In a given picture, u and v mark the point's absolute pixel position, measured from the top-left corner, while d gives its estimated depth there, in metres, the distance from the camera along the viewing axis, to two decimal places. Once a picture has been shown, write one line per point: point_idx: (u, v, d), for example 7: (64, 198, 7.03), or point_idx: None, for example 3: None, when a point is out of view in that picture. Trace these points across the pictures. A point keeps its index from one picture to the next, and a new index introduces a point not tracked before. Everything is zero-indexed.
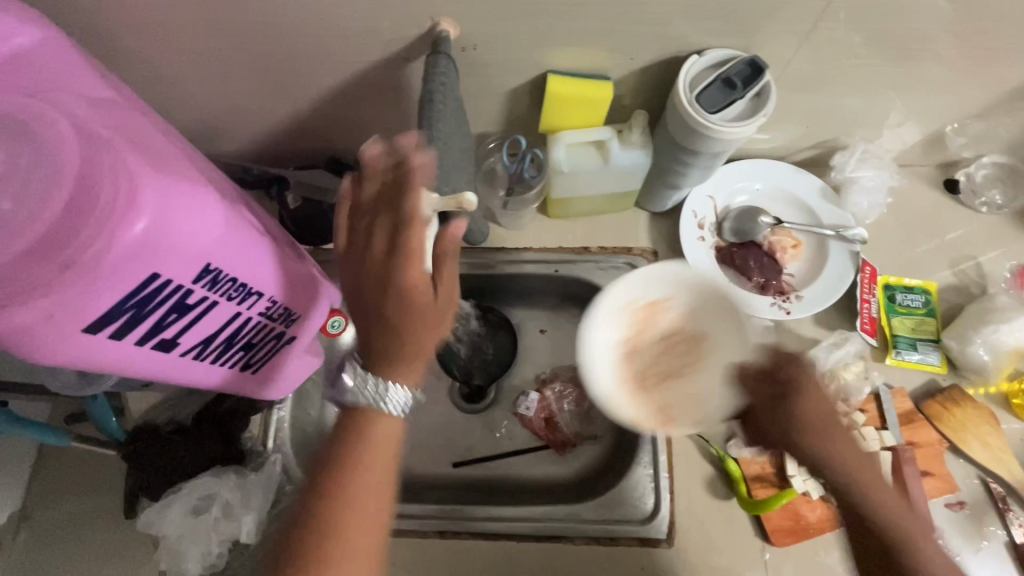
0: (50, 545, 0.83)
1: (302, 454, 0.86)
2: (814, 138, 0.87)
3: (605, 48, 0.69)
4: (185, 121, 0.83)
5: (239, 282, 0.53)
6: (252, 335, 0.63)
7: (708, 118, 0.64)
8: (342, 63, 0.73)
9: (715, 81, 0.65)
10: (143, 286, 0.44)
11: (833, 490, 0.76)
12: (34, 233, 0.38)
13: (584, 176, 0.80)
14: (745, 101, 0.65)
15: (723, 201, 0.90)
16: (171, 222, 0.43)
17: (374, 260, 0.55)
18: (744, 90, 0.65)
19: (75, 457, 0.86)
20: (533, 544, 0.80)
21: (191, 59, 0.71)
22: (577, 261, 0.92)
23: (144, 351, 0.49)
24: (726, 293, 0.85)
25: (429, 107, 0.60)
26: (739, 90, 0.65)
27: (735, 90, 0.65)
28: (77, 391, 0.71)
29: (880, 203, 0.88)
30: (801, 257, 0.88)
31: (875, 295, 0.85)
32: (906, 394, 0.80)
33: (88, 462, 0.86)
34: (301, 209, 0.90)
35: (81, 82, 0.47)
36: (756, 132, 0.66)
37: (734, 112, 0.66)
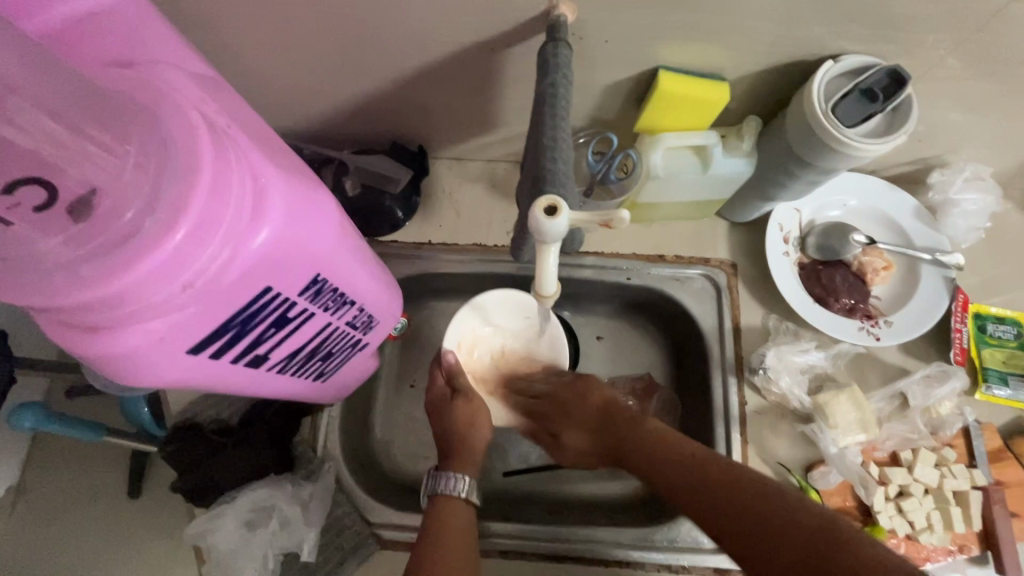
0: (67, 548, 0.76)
1: (353, 461, 0.81)
2: (915, 154, 0.82)
3: (729, 46, 0.63)
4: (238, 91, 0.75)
5: (338, 291, 0.47)
6: (333, 344, 0.56)
7: (845, 132, 0.59)
8: (430, 43, 0.65)
9: (854, 91, 0.60)
10: (254, 301, 0.38)
11: (921, 528, 0.72)
12: (163, 247, 0.30)
13: (677, 182, 0.74)
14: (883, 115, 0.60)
15: (810, 214, 0.85)
16: (294, 231, 0.37)
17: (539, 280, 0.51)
18: (884, 103, 0.60)
19: (98, 453, 0.79)
20: (600, 568, 0.76)
21: (261, 26, 0.63)
22: (651, 268, 0.86)
23: (236, 366, 0.43)
24: (813, 314, 0.79)
25: (550, 102, 0.54)
26: (879, 103, 0.60)
27: (876, 102, 0.60)
28: (123, 390, 0.65)
29: (976, 228, 0.83)
30: (890, 279, 0.83)
31: (966, 325, 0.81)
32: (994, 431, 0.77)
33: (113, 459, 0.79)
34: (359, 197, 0.83)
35: (171, 49, 0.38)
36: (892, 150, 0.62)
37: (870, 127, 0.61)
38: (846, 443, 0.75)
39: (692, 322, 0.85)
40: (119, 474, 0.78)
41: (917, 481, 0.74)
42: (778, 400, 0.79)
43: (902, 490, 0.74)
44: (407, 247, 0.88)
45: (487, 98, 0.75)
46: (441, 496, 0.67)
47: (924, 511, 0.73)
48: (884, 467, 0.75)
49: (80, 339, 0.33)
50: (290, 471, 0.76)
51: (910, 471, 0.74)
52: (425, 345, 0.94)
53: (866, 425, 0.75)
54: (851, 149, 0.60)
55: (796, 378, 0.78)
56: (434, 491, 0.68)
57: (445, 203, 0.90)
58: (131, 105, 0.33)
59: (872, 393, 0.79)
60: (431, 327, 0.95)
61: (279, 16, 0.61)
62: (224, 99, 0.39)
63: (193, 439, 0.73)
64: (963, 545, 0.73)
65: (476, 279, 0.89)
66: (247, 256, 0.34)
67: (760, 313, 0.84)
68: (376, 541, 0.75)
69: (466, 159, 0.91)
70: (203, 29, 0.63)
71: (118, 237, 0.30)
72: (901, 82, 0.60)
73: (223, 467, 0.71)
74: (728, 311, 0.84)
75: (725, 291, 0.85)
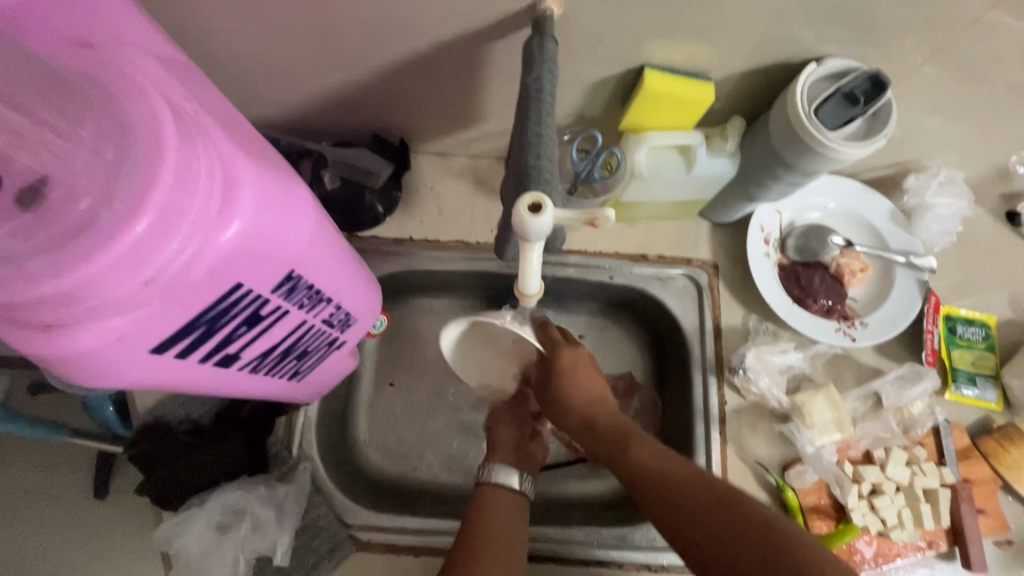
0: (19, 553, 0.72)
1: (331, 461, 0.79)
2: (892, 158, 0.83)
3: (716, 47, 0.62)
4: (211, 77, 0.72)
5: (314, 287, 0.45)
6: (308, 343, 0.54)
7: (827, 135, 0.60)
8: (415, 33, 0.64)
9: (836, 94, 0.61)
10: (223, 298, 0.36)
11: (892, 526, 0.74)
12: (121, 240, 0.28)
13: (662, 182, 0.74)
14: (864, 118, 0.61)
15: (790, 216, 0.86)
16: (267, 225, 0.35)
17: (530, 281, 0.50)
18: (865, 107, 0.60)
19: (58, 453, 0.76)
20: (581, 568, 0.75)
21: (236, 10, 0.60)
22: (633, 267, 0.86)
23: (205, 365, 0.41)
24: (792, 314, 0.80)
25: (535, 98, 0.53)
26: (861, 106, 0.60)
27: (857, 105, 0.60)
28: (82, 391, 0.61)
29: (948, 232, 0.86)
30: (865, 281, 0.84)
31: (938, 326, 0.83)
32: (963, 430, 0.79)
33: (75, 459, 0.76)
34: (338, 190, 0.80)
35: (137, 30, 0.36)
36: (871, 154, 0.62)
37: (850, 130, 0.62)
38: (821, 442, 0.76)
39: (674, 321, 0.85)
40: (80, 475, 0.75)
41: (889, 480, 0.75)
42: (756, 400, 0.80)
43: (875, 488, 0.75)
44: (388, 243, 0.86)
45: (472, 92, 0.74)
46: (483, 485, 0.68)
47: (896, 508, 0.74)
48: (858, 466, 0.76)
49: (31, 337, 0.31)
50: (264, 472, 0.74)
51: (883, 469, 0.75)
52: (405, 343, 0.92)
53: (841, 425, 0.77)
54: (832, 151, 0.60)
55: (775, 378, 0.79)
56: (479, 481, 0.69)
57: (427, 198, 0.88)
58: (88, 86, 0.31)
59: (847, 393, 0.80)
60: (412, 325, 0.93)
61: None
62: (192, 85, 0.36)
63: (163, 438, 0.70)
64: (932, 541, 0.75)
65: (458, 275, 0.88)
66: (217, 252, 0.32)
67: (741, 312, 0.85)
68: (353, 542, 0.73)
69: (449, 154, 0.90)
70: (174, 11, 0.60)
71: (72, 229, 0.28)
72: (883, 86, 0.60)
73: (188, 473, 0.68)
74: (709, 310, 0.84)
75: (706, 291, 0.85)
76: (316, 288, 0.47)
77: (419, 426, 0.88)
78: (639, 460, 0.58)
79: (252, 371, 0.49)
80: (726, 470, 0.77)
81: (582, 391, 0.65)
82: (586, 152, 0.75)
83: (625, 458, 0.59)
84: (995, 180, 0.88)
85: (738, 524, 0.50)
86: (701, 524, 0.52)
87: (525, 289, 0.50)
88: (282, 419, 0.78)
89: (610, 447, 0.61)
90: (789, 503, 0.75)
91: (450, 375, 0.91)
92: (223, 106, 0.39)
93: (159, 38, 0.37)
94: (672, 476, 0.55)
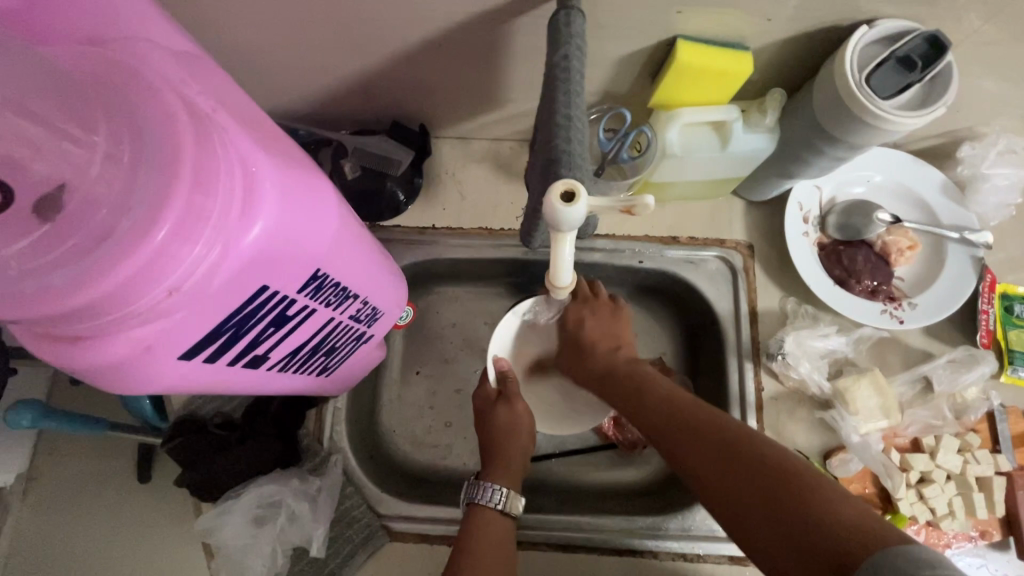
0: (67, 543, 0.74)
1: (362, 452, 0.79)
2: (944, 126, 0.77)
3: (756, 16, 0.58)
4: (227, 68, 0.70)
5: (339, 285, 0.44)
6: (337, 339, 0.53)
7: (880, 103, 0.55)
8: (433, 12, 0.61)
9: (890, 59, 0.56)
10: (250, 301, 0.35)
11: (942, 515, 0.71)
12: (141, 249, 0.27)
13: (695, 161, 0.70)
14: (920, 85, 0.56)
15: (831, 191, 0.81)
16: (291, 225, 0.34)
17: (554, 272, 0.47)
18: (922, 72, 0.55)
19: (98, 449, 0.77)
20: (615, 557, 0.74)
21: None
22: (664, 251, 0.83)
23: (235, 368, 0.41)
24: (833, 296, 0.77)
25: (562, 78, 0.50)
26: (917, 72, 0.56)
27: (913, 71, 0.56)
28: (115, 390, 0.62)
29: (1007, 204, 0.79)
30: (914, 259, 0.79)
31: (993, 306, 0.78)
32: (1020, 415, 0.75)
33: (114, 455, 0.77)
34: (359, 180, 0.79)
35: (154, 27, 0.35)
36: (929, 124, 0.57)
37: (906, 98, 0.57)
38: (867, 428, 0.73)
39: (707, 307, 0.82)
40: (120, 470, 0.77)
41: (939, 468, 0.72)
42: (795, 386, 0.77)
43: (924, 477, 0.72)
44: (410, 232, 0.84)
45: (492, 74, 0.71)
46: (477, 506, 0.65)
47: (946, 497, 0.71)
48: (905, 454, 0.73)
49: (57, 349, 0.30)
50: (296, 465, 0.75)
51: (932, 457, 0.72)
52: (430, 334, 0.91)
53: (888, 411, 0.73)
54: (884, 122, 0.56)
55: (816, 364, 0.76)
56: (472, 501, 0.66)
57: (449, 185, 0.86)
58: (101, 89, 0.29)
59: (894, 378, 0.76)
60: (437, 314, 0.92)
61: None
62: (208, 77, 0.35)
63: (198, 433, 0.71)
64: (984, 530, 0.71)
65: (482, 263, 0.86)
66: (241, 256, 0.31)
67: (779, 295, 0.81)
68: (386, 533, 0.74)
69: (470, 139, 0.87)
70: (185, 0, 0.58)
71: (91, 239, 0.27)
72: (943, 48, 0.55)
73: (219, 469, 0.69)
74: (745, 293, 0.81)
75: (741, 273, 0.81)
76: (343, 285, 0.46)
77: (448, 417, 0.88)
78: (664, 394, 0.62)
79: (282, 369, 0.48)
80: None
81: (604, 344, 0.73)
82: (614, 132, 0.72)
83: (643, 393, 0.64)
84: None
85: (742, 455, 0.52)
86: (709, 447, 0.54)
87: (554, 282, 0.48)
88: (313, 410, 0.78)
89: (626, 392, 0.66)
90: None
91: (476, 364, 0.90)
92: (243, 102, 0.37)
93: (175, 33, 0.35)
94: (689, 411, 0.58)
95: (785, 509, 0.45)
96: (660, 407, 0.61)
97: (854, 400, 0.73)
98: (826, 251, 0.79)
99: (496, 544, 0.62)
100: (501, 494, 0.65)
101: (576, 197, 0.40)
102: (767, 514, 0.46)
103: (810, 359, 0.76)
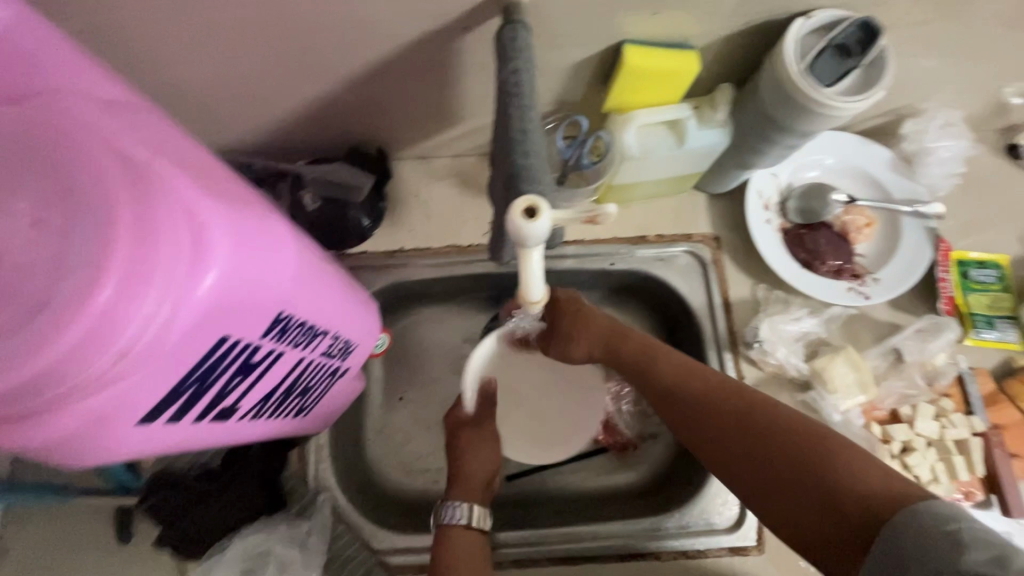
0: None
1: (350, 487, 0.77)
2: (886, 106, 0.81)
3: (698, 15, 0.59)
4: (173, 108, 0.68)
5: (306, 324, 0.43)
6: (311, 377, 0.52)
7: (823, 92, 0.57)
8: (380, 35, 0.60)
9: (827, 48, 0.58)
10: (210, 354, 0.33)
11: (927, 481, 0.72)
12: (85, 314, 0.26)
13: (654, 161, 0.71)
14: (859, 70, 0.58)
15: (787, 178, 0.83)
16: (246, 271, 0.32)
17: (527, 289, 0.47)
18: (861, 58, 0.57)
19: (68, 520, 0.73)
20: (618, 563, 0.74)
21: (188, 37, 0.57)
22: (634, 251, 0.83)
23: (203, 424, 0.39)
24: (801, 279, 0.78)
25: (513, 95, 0.50)
26: (854, 58, 0.58)
27: (850, 58, 0.58)
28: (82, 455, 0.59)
29: (951, 175, 0.83)
30: (873, 236, 0.82)
31: (950, 273, 0.81)
32: (987, 376, 0.78)
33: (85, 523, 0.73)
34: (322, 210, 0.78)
35: (84, 75, 0.33)
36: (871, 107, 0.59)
37: (847, 84, 0.58)
38: (846, 405, 0.75)
39: (682, 302, 0.83)
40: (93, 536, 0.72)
41: (919, 435, 0.74)
42: (774, 371, 0.78)
43: (905, 446, 0.74)
44: (379, 256, 0.83)
45: (446, 90, 0.70)
46: (445, 526, 0.67)
47: (928, 464, 0.73)
48: (886, 426, 0.75)
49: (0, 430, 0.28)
50: (283, 510, 0.72)
51: (911, 426, 0.74)
52: (410, 357, 0.90)
53: (865, 386, 0.75)
54: (828, 108, 0.57)
55: (792, 347, 0.77)
56: (439, 522, 0.67)
57: (414, 205, 0.85)
58: (29, 150, 0.28)
59: (868, 353, 0.78)
60: (415, 337, 0.90)
61: (206, 20, 0.55)
62: (138, 128, 0.33)
63: (174, 488, 0.68)
64: (968, 491, 0.73)
65: (456, 281, 0.85)
66: (196, 310, 0.30)
67: (750, 283, 0.82)
68: (383, 569, 0.72)
69: (431, 158, 0.86)
70: (119, 41, 0.56)
71: (29, 310, 0.26)
72: (875, 33, 0.57)
73: (200, 524, 0.66)
74: (716, 285, 0.82)
75: (711, 266, 0.83)
76: (311, 323, 0.44)
77: (435, 440, 0.86)
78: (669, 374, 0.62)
79: (254, 417, 0.46)
80: None
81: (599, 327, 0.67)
82: (572, 139, 0.72)
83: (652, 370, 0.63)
84: (994, 115, 0.85)
85: (779, 452, 0.51)
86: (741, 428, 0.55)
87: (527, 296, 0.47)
88: (296, 450, 0.76)
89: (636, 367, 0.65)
90: None
91: (460, 384, 0.89)
92: (188, 147, 0.36)
93: (108, 82, 0.34)
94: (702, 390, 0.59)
95: (816, 492, 0.48)
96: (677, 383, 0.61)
97: (831, 378, 0.75)
98: (789, 235, 0.81)
99: (470, 557, 0.64)
100: (461, 510, 0.67)
101: (535, 207, 0.40)
102: (797, 501, 0.49)
103: (784, 344, 0.77)
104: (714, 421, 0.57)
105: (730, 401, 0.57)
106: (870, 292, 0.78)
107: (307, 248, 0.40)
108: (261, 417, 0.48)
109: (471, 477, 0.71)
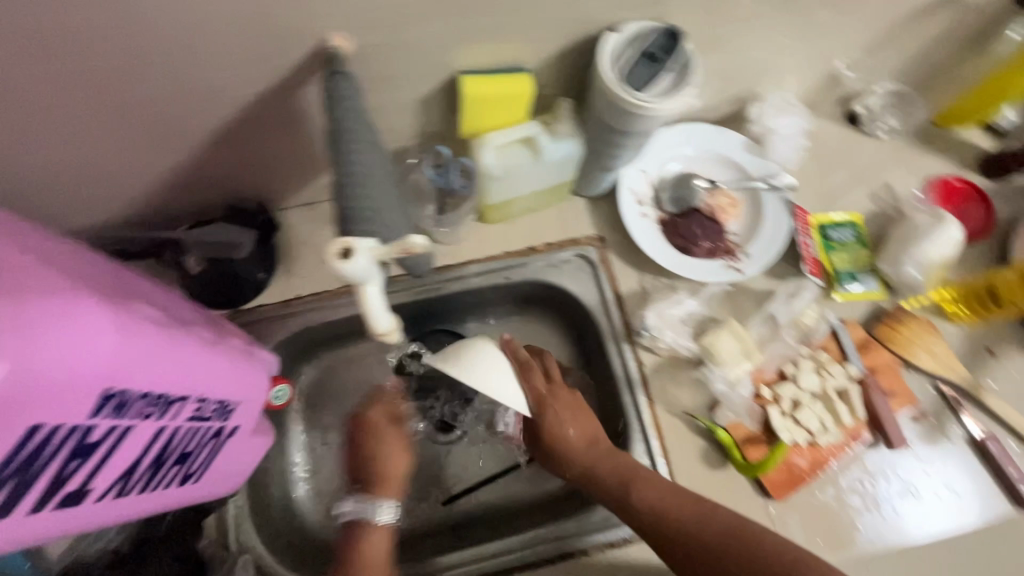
0: None
1: (275, 542, 0.76)
2: (728, 95, 0.88)
3: (518, 39, 0.64)
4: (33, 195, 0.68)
5: (152, 394, 0.43)
6: (186, 443, 0.52)
7: (637, 95, 0.62)
8: (224, 85, 0.62)
9: (637, 56, 0.64)
10: (21, 445, 0.34)
11: (817, 432, 0.78)
12: None
13: (520, 177, 0.75)
14: (671, 72, 0.63)
15: (655, 172, 0.89)
16: (43, 357, 0.33)
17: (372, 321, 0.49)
18: (667, 65, 0.63)
19: None
20: (548, 566, 0.75)
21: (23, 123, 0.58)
22: (525, 262, 0.87)
23: (44, 514, 0.39)
24: (678, 264, 0.84)
25: (341, 137, 0.53)
26: (663, 62, 0.63)
27: (659, 62, 0.63)
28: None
29: (796, 148, 0.91)
30: (740, 214, 0.88)
31: (811, 237, 0.88)
32: (857, 324, 0.85)
33: None
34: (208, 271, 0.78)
35: None
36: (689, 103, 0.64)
37: (662, 85, 0.64)
38: (736, 374, 0.79)
39: (577, 302, 0.87)
40: None
41: (803, 391, 0.79)
42: (669, 353, 0.83)
43: (794, 403, 0.79)
44: (275, 309, 0.82)
45: (308, 139, 0.72)
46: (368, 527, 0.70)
47: (815, 415, 0.79)
48: (774, 387, 0.80)
49: None
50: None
51: (795, 383, 0.80)
52: (329, 401, 0.90)
53: (749, 353, 0.80)
54: (645, 109, 0.62)
55: (678, 329, 0.82)
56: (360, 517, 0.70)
57: (307, 252, 0.86)
58: None
59: (750, 322, 0.84)
60: (331, 379, 0.91)
61: (33, 103, 0.56)
62: None
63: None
64: (856, 434, 0.79)
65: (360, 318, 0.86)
66: None
67: (637, 274, 0.87)
68: None
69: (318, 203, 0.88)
70: None
71: None
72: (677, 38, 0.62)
73: None
74: (606, 281, 0.86)
75: (599, 264, 0.87)
76: (162, 393, 0.45)
77: (361, 479, 0.86)
78: (647, 501, 0.68)
79: (122, 496, 0.46)
80: (659, 428, 0.79)
81: (574, 437, 0.74)
82: (440, 167, 0.76)
83: (631, 509, 0.69)
84: (827, 90, 0.94)
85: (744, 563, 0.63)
86: (714, 556, 0.64)
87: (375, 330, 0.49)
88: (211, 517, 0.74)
89: (616, 493, 0.70)
90: (723, 442, 0.78)
91: None
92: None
93: None
94: (676, 508, 0.67)
95: None
96: (652, 512, 0.68)
97: (717, 351, 0.80)
98: (664, 225, 0.87)
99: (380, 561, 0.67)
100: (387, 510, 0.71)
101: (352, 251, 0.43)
102: None
103: (669, 324, 0.82)
104: (699, 548, 0.65)
105: (710, 523, 0.66)
106: (742, 265, 0.85)
107: (137, 321, 0.41)
108: (132, 494, 0.47)
109: (384, 475, 0.74)
